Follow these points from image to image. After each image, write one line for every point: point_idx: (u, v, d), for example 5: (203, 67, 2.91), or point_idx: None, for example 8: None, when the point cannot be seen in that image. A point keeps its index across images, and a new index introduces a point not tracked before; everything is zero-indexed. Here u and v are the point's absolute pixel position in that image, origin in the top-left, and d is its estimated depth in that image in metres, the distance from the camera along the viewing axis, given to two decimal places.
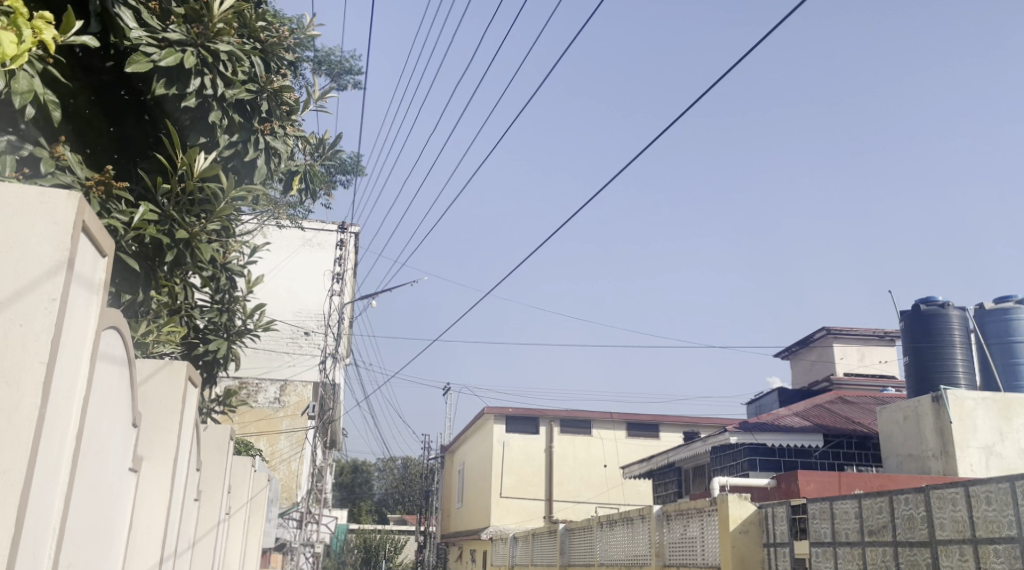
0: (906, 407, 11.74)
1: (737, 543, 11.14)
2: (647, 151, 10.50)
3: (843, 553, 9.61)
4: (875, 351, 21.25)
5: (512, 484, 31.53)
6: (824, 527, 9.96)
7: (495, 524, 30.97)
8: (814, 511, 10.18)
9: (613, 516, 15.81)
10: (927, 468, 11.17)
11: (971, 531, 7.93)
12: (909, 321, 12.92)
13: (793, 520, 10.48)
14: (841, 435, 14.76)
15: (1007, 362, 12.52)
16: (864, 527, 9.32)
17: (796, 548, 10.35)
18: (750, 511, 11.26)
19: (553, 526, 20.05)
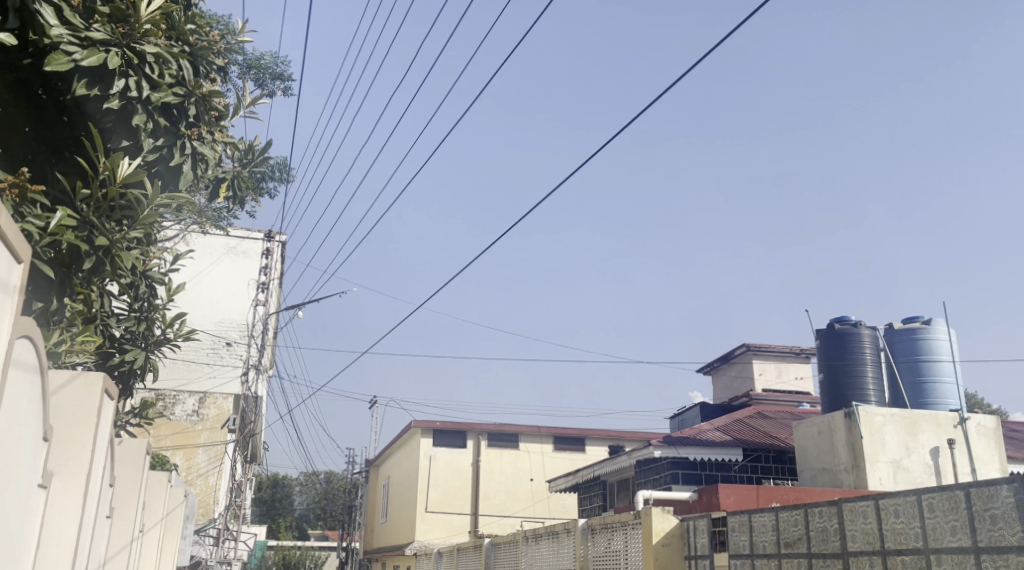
0: (820, 422, 12.06)
1: (660, 555, 11.26)
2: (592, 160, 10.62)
3: (760, 564, 9.82)
4: (793, 368, 21.81)
5: (438, 499, 31.26)
6: (742, 539, 10.16)
7: (420, 540, 30.70)
8: (733, 523, 10.37)
9: (538, 529, 15.85)
10: (839, 482, 11.47)
11: (880, 543, 8.18)
12: (823, 340, 13.28)
13: (713, 532, 10.65)
14: (758, 449, 15.19)
15: (915, 380, 13.00)
16: (780, 539, 9.54)
17: (715, 559, 10.54)
18: (672, 524, 11.40)
19: (477, 541, 19.97)
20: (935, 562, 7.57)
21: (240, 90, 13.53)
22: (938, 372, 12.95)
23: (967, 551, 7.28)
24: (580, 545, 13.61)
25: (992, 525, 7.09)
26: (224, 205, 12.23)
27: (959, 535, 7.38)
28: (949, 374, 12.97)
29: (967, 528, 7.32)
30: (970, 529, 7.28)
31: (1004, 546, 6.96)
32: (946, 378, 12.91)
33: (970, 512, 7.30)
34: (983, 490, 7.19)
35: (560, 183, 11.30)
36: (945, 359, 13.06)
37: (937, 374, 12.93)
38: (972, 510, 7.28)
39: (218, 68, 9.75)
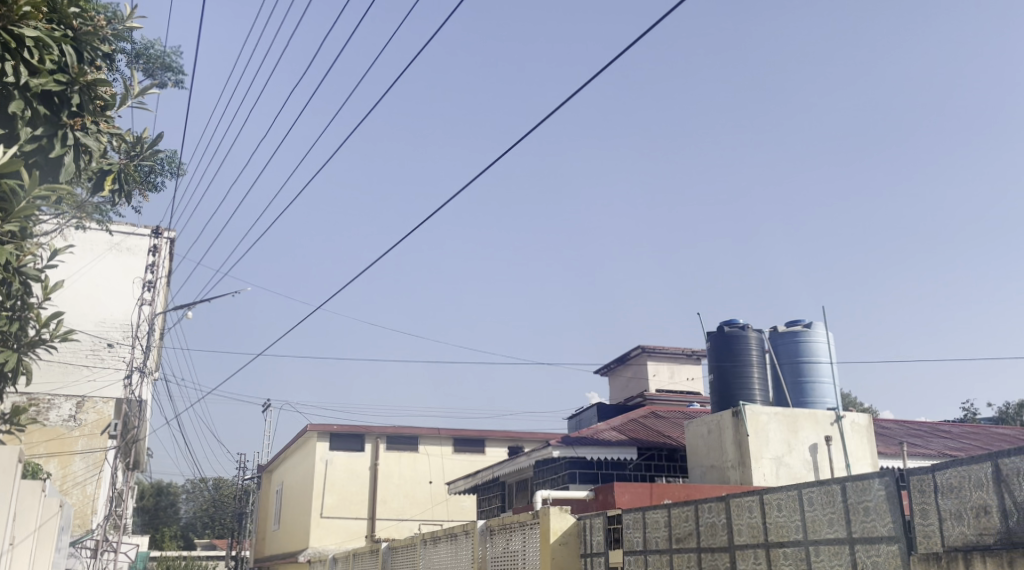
0: (710, 421, 12.60)
1: (557, 554, 11.57)
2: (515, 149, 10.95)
3: (653, 560, 10.23)
4: (685, 369, 22.58)
5: (333, 504, 30.96)
6: (636, 536, 10.56)
7: (314, 547, 30.36)
8: (628, 520, 10.75)
9: (436, 532, 15.96)
10: (726, 478, 12.00)
11: (764, 536, 8.67)
12: (712, 341, 13.85)
13: (608, 530, 11.04)
14: (652, 447, 15.71)
15: (796, 380, 13.71)
16: (672, 535, 9.97)
17: (610, 556, 10.91)
18: (569, 523, 11.73)
19: (374, 545, 19.93)
20: (813, 553, 8.09)
21: (128, 81, 13.20)
22: (817, 373, 13.71)
23: (842, 542, 7.82)
24: (478, 546, 13.81)
25: (866, 517, 7.64)
26: (108, 200, 11.94)
27: (835, 527, 7.91)
28: (827, 375, 13.75)
29: (842, 520, 7.86)
30: (846, 521, 7.82)
31: (876, 536, 7.52)
32: (824, 378, 13.69)
33: (845, 504, 7.84)
34: (857, 484, 7.74)
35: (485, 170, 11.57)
36: (824, 361, 13.84)
37: (816, 375, 13.69)
38: (847, 502, 7.82)
39: (103, 57, 9.59)
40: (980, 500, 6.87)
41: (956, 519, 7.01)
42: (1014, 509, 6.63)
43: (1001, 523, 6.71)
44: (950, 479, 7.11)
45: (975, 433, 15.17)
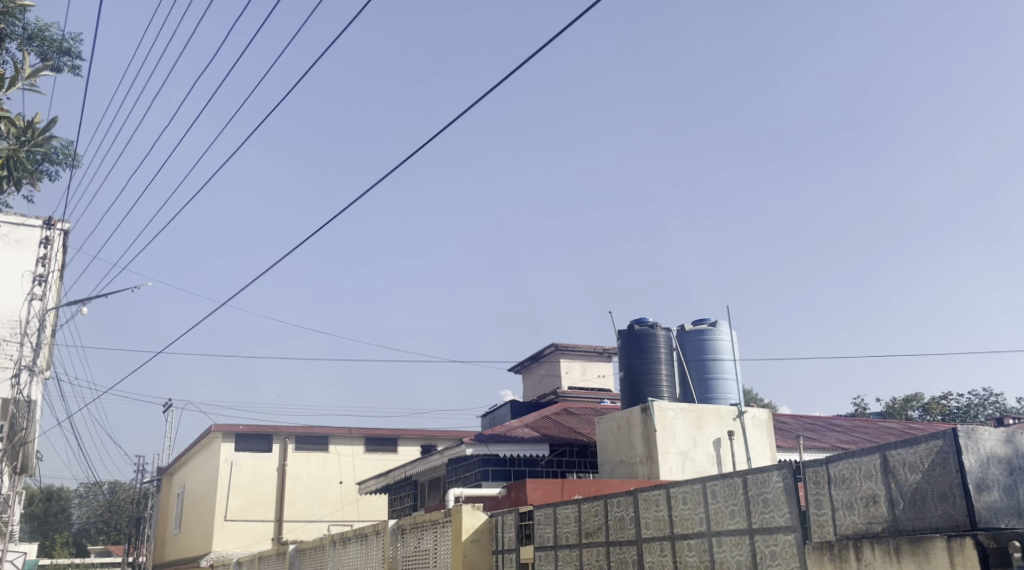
0: (620, 418, 12.98)
1: (469, 551, 11.79)
2: (421, 150, 10.93)
3: (562, 555, 10.54)
4: (596, 366, 23.07)
5: (238, 506, 30.46)
6: (547, 531, 10.86)
7: (217, 551, 29.83)
8: (540, 516, 11.05)
9: (345, 533, 15.97)
10: (635, 472, 12.39)
11: (670, 529, 9.06)
12: (623, 340, 14.22)
13: (520, 526, 11.32)
14: (564, 444, 16.07)
15: (702, 376, 14.25)
16: (582, 529, 10.30)
17: (522, 552, 11.21)
18: (481, 521, 11.97)
19: (281, 548, 19.76)
20: (716, 544, 8.50)
21: (19, 65, 12.82)
22: (721, 370, 14.28)
23: (743, 533, 8.23)
24: (389, 545, 13.92)
25: (765, 509, 8.06)
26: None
27: (736, 518, 8.33)
28: (730, 372, 14.35)
29: (743, 511, 8.28)
30: (746, 513, 8.23)
31: (774, 526, 7.94)
32: (728, 375, 14.28)
33: (746, 497, 8.26)
34: (757, 476, 8.16)
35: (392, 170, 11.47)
36: (727, 358, 14.43)
37: (720, 371, 14.26)
38: (747, 494, 8.24)
39: None
40: (870, 490, 7.38)
41: (848, 509, 7.51)
42: (900, 498, 7.14)
43: (887, 511, 7.21)
44: (842, 471, 7.63)
45: (866, 427, 16.02)
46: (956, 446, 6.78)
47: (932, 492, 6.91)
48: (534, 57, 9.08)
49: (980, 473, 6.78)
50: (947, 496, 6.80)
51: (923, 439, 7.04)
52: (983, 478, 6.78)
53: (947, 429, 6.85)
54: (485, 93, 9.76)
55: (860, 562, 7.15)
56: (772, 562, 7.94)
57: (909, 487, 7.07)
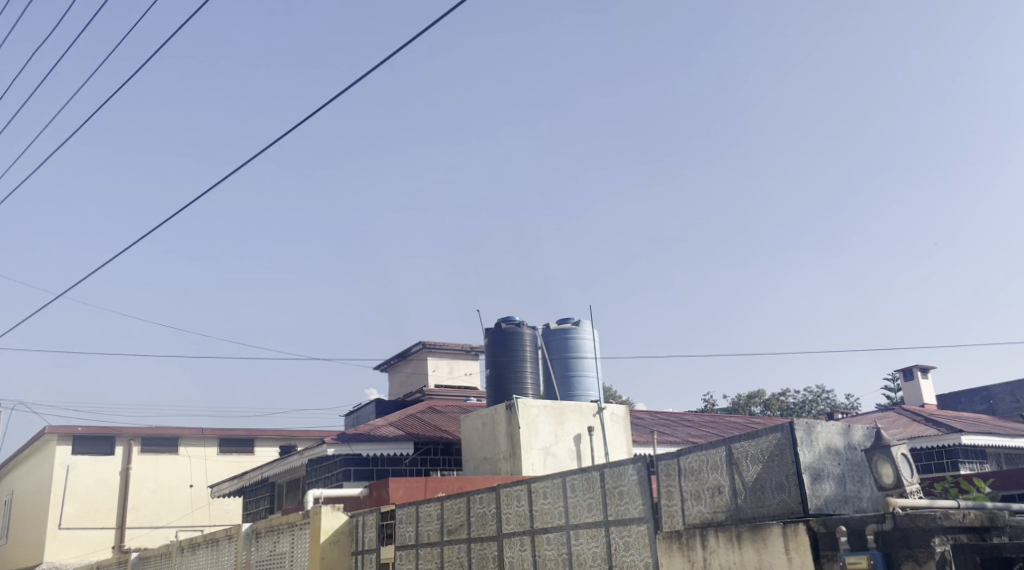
0: (485, 415, 13.25)
1: (328, 552, 11.83)
2: (280, 141, 10.69)
3: (424, 554, 10.78)
4: (463, 364, 23.31)
5: (74, 514, 28.96)
6: (408, 530, 11.07)
7: (50, 561, 28.18)
8: (401, 515, 11.24)
9: (195, 538, 15.58)
10: (498, 469, 12.71)
11: (530, 523, 9.43)
12: (490, 337, 14.52)
13: (382, 526, 11.48)
14: (429, 442, 16.27)
15: (565, 374, 14.74)
16: (444, 526, 10.55)
17: (383, 552, 11.37)
18: (341, 522, 12.04)
19: (123, 556, 18.99)
20: (574, 536, 8.91)
21: None
22: (583, 368, 14.84)
23: (599, 525, 8.67)
24: (243, 550, 13.70)
25: (620, 501, 8.52)
26: None
27: (593, 511, 8.77)
28: (591, 370, 14.93)
29: (600, 504, 8.72)
30: (603, 505, 8.67)
31: (628, 518, 8.40)
32: (589, 373, 14.85)
33: (603, 490, 8.70)
34: (613, 470, 8.61)
35: (249, 160, 11.11)
36: (589, 356, 15.01)
37: (582, 369, 14.81)
38: (604, 488, 8.69)
39: None
40: (716, 480, 7.95)
41: (695, 499, 8.07)
42: (742, 488, 7.72)
43: (731, 501, 7.79)
44: (692, 463, 8.20)
45: (714, 421, 16.97)
46: (793, 438, 7.40)
47: (771, 482, 7.50)
48: (409, 44, 9.06)
49: (813, 464, 7.42)
50: (783, 485, 7.40)
51: (764, 432, 7.65)
52: (816, 469, 7.41)
53: (785, 424, 7.45)
54: (354, 81, 9.68)
55: (705, 549, 7.67)
56: (625, 552, 8.40)
57: (751, 478, 7.65)
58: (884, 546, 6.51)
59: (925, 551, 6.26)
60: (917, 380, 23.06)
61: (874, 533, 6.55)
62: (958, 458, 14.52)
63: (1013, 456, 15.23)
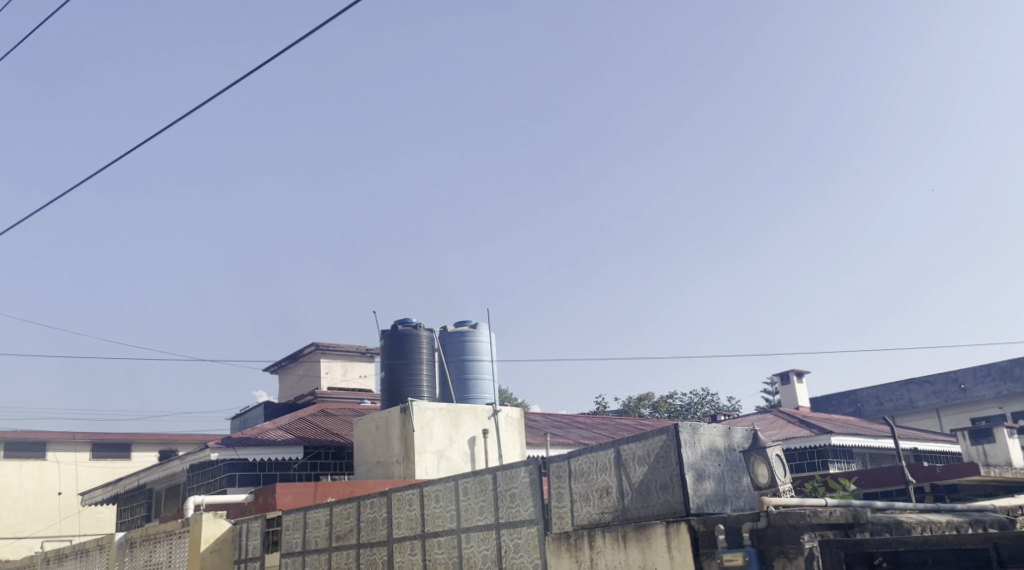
0: (378, 418, 13.21)
1: (208, 561, 11.62)
2: (161, 135, 10.29)
3: (310, 560, 10.72)
4: (357, 367, 23.10)
5: None
6: (295, 536, 11.00)
7: None
8: (288, 521, 11.16)
9: (63, 549, 14.95)
10: (390, 472, 12.71)
11: (420, 528, 9.56)
12: (387, 339, 14.49)
13: (268, 533, 11.37)
14: (319, 446, 16.03)
15: (461, 377, 14.84)
16: (333, 533, 10.53)
17: (268, 559, 11.28)
18: (223, 529, 11.84)
19: None
20: (465, 540, 9.10)
21: None
22: (479, 371, 15.00)
23: (490, 528, 8.87)
24: (115, 560, 13.27)
25: (512, 503, 8.75)
26: None
27: (484, 514, 8.96)
28: (487, 373, 15.11)
29: (491, 507, 8.93)
30: (494, 508, 8.89)
31: (519, 520, 8.63)
32: (485, 376, 15.02)
33: (495, 493, 8.91)
34: (506, 473, 8.83)
35: (125, 156, 10.60)
36: (485, 359, 15.18)
37: (477, 372, 14.96)
38: (497, 491, 8.90)
39: None
40: (604, 482, 8.23)
41: (584, 500, 8.33)
42: (629, 489, 8.02)
43: (618, 502, 8.08)
44: (581, 465, 8.46)
45: (605, 424, 17.37)
46: (677, 440, 7.73)
47: (656, 482, 7.82)
48: (306, 37, 8.89)
49: (696, 464, 7.78)
50: (667, 486, 7.73)
51: (651, 434, 7.96)
52: (698, 469, 7.77)
53: (671, 426, 7.78)
54: (244, 76, 9.44)
55: (592, 549, 7.96)
56: (515, 553, 8.63)
57: (637, 478, 7.96)
58: (758, 543, 6.88)
59: (795, 547, 6.66)
60: (793, 384, 24.18)
61: (750, 531, 6.92)
62: (827, 458, 15.33)
63: (877, 456, 16.14)
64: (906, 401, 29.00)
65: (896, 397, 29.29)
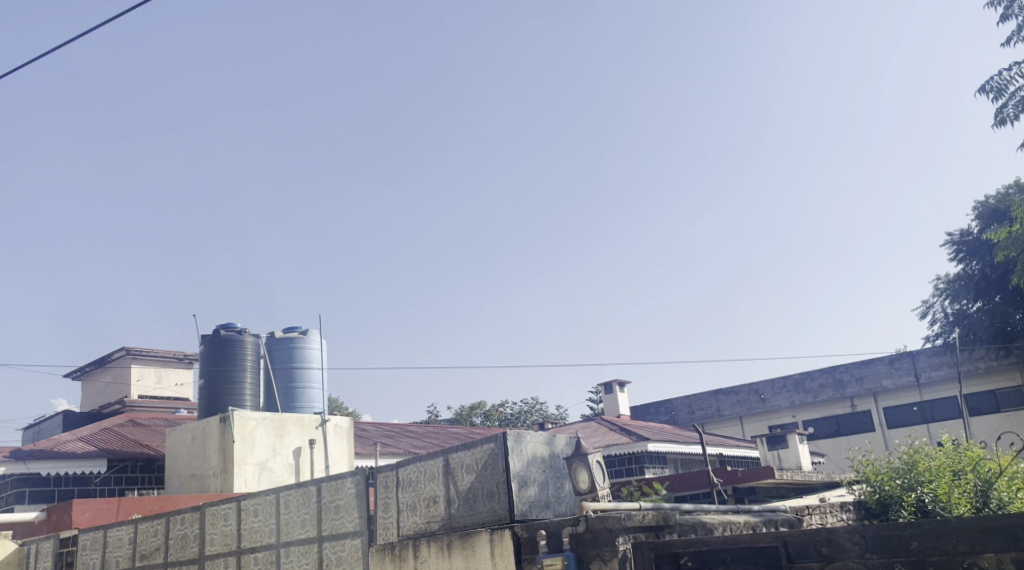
0: (193, 429, 12.73)
1: None
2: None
3: None
4: (173, 374, 22.11)
5: None
6: (92, 557, 10.55)
7: None
8: (85, 542, 10.65)
9: None
10: (205, 486, 12.26)
11: (236, 543, 9.38)
12: (207, 345, 13.99)
13: (60, 554, 10.86)
14: (124, 459, 15.25)
15: (287, 385, 14.52)
16: (136, 552, 10.16)
17: None
18: (10, 550, 11.46)
19: None
20: (283, 554, 9.01)
21: None
22: (307, 379, 14.73)
23: (311, 541, 8.83)
24: None
25: (336, 516, 8.73)
26: None
27: (306, 527, 8.91)
28: (316, 381, 14.86)
29: (313, 519, 8.88)
30: (317, 520, 8.84)
31: (342, 532, 8.64)
32: (313, 384, 14.77)
33: (319, 504, 8.87)
34: (331, 484, 8.79)
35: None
36: (314, 366, 14.93)
37: (306, 380, 14.71)
38: (321, 502, 8.86)
39: None
40: (431, 491, 8.32)
41: (411, 510, 8.41)
42: (456, 497, 8.14)
43: (444, 511, 8.20)
44: (410, 475, 8.52)
45: (434, 432, 17.47)
46: (505, 447, 7.91)
47: (483, 490, 7.98)
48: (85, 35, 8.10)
49: (521, 471, 7.99)
50: (494, 493, 7.90)
51: (479, 443, 8.11)
52: (523, 476, 7.98)
53: (499, 434, 7.96)
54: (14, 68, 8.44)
55: (417, 560, 8.07)
56: (336, 567, 8.63)
57: (464, 486, 8.10)
58: (577, 547, 7.15)
59: (610, 549, 6.97)
60: (615, 393, 25.18)
61: (570, 535, 7.19)
62: (644, 464, 16.03)
63: (689, 462, 17.05)
64: (714, 410, 30.79)
65: (706, 407, 31.04)
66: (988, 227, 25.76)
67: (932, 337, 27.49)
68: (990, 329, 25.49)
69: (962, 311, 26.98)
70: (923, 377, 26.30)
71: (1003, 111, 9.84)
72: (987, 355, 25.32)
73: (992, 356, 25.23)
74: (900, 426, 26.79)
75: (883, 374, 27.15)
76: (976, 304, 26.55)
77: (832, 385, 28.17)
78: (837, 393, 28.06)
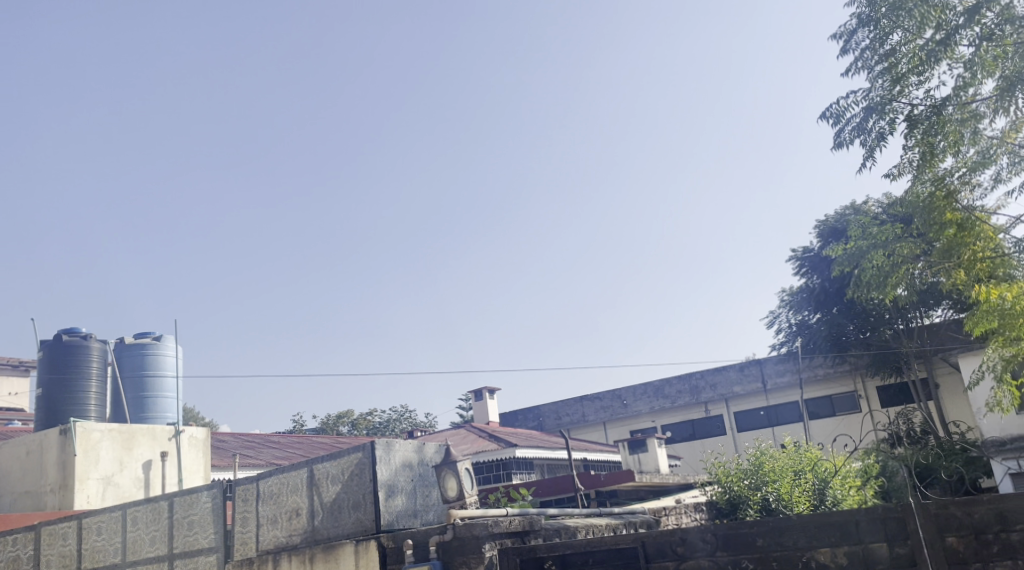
0: (30, 443, 11.91)
1: None
2: None
3: None
4: (6, 383, 20.87)
5: None
6: None
7: None
8: None
9: None
10: (43, 503, 11.49)
11: (76, 562, 8.85)
12: (47, 351, 13.16)
13: None
14: None
15: (137, 395, 13.83)
16: None
17: None
18: None
19: None
20: None
21: None
22: (160, 388, 14.07)
23: (162, 559, 8.41)
24: None
25: (189, 531, 8.34)
26: None
27: (156, 544, 8.48)
28: (170, 390, 14.22)
29: (164, 536, 8.45)
30: (168, 537, 8.42)
31: (196, 549, 8.26)
32: (167, 393, 14.13)
33: (171, 521, 8.44)
34: (185, 499, 8.39)
35: None
36: (168, 375, 14.28)
37: (159, 389, 14.04)
38: (172, 518, 8.43)
39: None
40: (294, 503, 8.02)
41: (271, 524, 8.08)
42: (319, 509, 7.87)
43: (305, 523, 7.92)
44: (270, 487, 8.18)
45: (298, 442, 16.98)
46: (373, 457, 7.70)
47: (348, 501, 7.74)
48: None
49: (388, 480, 7.77)
50: (359, 504, 7.67)
51: (346, 453, 7.86)
52: (390, 485, 7.77)
53: (366, 443, 7.74)
54: None
55: None
56: None
57: (329, 497, 7.83)
58: (444, 555, 7.02)
59: (476, 556, 6.87)
60: (485, 400, 25.18)
61: (436, 544, 7.04)
62: (511, 470, 16.04)
63: (554, 467, 17.22)
64: (580, 416, 31.29)
65: (572, 412, 31.52)
66: (828, 244, 27.15)
67: (777, 346, 28.64)
68: (826, 338, 25.83)
69: (804, 321, 27.39)
70: (770, 383, 27.55)
71: (839, 135, 10.34)
72: (824, 363, 26.59)
73: (829, 364, 26.49)
74: (748, 430, 27.94)
75: (733, 380, 28.25)
76: (815, 315, 26.85)
77: (688, 391, 29.12)
78: (692, 398, 28.94)
